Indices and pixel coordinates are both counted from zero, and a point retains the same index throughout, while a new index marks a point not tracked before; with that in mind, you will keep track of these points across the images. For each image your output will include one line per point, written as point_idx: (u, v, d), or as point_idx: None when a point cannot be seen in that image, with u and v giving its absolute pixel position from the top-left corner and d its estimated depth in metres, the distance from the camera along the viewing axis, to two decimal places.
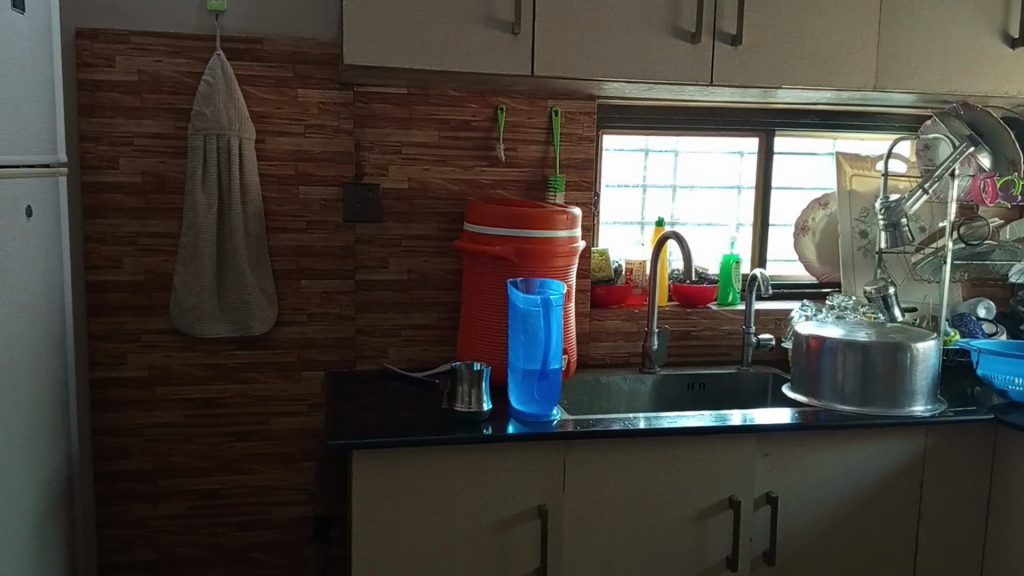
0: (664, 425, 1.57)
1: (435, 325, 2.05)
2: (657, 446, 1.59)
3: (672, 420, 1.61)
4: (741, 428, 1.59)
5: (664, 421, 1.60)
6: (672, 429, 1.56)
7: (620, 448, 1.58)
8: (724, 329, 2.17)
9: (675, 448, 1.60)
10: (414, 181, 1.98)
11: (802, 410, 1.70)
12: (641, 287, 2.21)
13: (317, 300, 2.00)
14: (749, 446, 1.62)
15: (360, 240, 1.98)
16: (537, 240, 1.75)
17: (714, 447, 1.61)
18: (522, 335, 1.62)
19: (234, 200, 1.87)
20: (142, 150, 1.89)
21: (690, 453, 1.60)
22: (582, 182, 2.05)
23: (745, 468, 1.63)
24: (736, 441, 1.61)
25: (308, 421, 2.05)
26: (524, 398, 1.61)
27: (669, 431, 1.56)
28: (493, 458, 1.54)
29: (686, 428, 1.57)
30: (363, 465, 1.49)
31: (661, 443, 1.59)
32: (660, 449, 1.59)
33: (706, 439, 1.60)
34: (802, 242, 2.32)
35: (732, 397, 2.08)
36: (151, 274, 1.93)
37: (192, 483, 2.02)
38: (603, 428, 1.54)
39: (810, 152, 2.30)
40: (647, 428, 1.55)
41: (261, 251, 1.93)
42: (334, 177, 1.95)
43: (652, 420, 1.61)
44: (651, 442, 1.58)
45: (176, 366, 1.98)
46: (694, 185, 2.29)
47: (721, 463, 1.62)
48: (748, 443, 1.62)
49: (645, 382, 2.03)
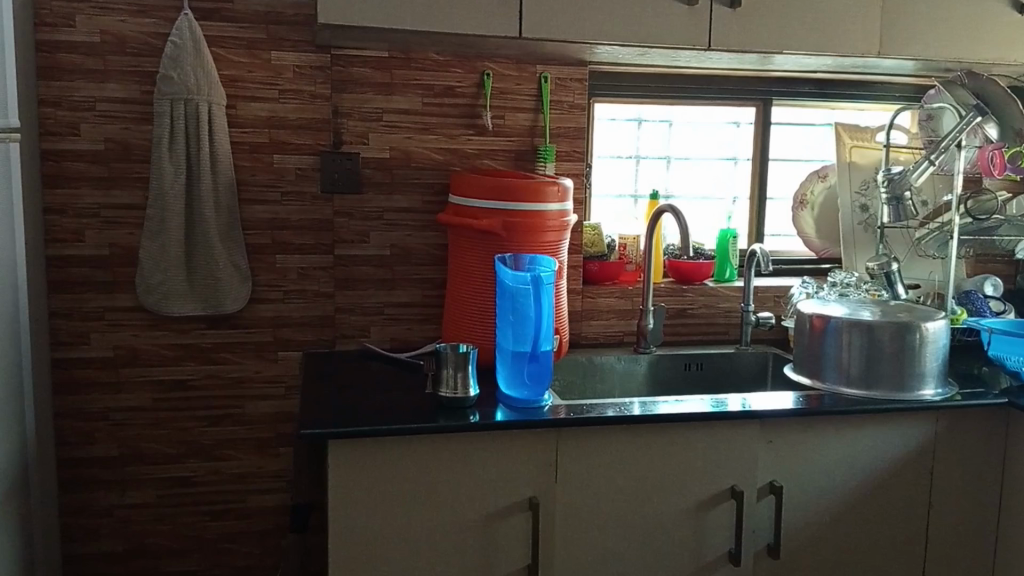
0: (662, 412, 1.48)
1: (420, 303, 1.95)
2: (654, 434, 1.50)
3: (671, 405, 1.52)
4: (743, 413, 1.50)
5: (662, 407, 1.51)
6: (671, 415, 1.47)
7: (615, 436, 1.49)
8: (722, 307, 2.08)
9: (673, 435, 1.51)
10: (396, 151, 1.87)
11: (805, 395, 1.61)
12: (636, 264, 2.11)
13: (293, 276, 1.89)
14: (751, 433, 1.53)
15: (338, 212, 1.87)
16: (526, 213, 1.65)
17: (715, 434, 1.52)
18: (511, 316, 1.51)
19: (203, 169, 1.75)
20: (106, 116, 1.77)
21: (690, 440, 1.51)
22: (573, 152, 1.95)
23: (747, 456, 1.54)
24: (738, 428, 1.53)
25: (285, 404, 1.95)
26: (513, 383, 1.51)
27: (666, 419, 1.47)
28: (481, 447, 1.44)
29: (685, 415, 1.48)
30: (342, 455, 1.40)
31: (659, 430, 1.50)
32: (658, 437, 1.50)
33: (706, 427, 1.51)
34: (800, 217, 2.23)
35: (730, 379, 2.00)
36: (116, 249, 1.82)
37: (162, 470, 1.92)
38: (598, 415, 1.45)
39: (808, 123, 2.21)
40: (644, 415, 1.46)
41: (233, 225, 1.81)
42: (310, 145, 1.84)
43: (650, 405, 1.52)
44: (648, 429, 1.49)
45: (144, 346, 1.87)
46: (690, 157, 2.19)
47: (722, 452, 1.53)
48: (750, 430, 1.53)
49: (639, 362, 1.95)
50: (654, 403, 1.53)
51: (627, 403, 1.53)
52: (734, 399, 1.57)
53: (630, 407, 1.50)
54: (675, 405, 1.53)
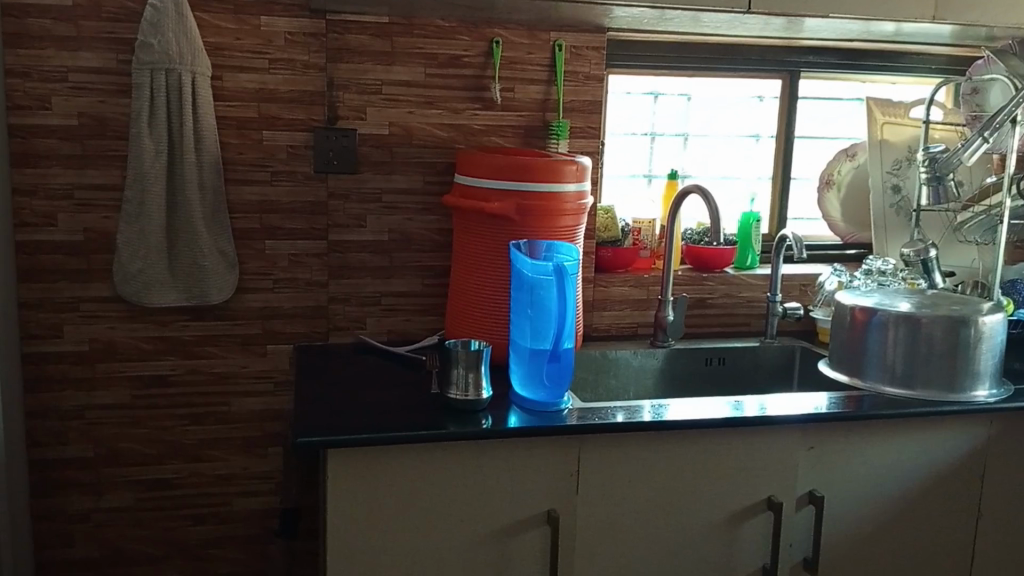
0: (695, 418, 1.34)
1: (420, 293, 1.80)
2: (685, 441, 1.36)
3: (703, 410, 1.38)
4: (784, 419, 1.36)
5: (693, 412, 1.37)
6: (705, 421, 1.33)
7: (642, 443, 1.35)
8: (744, 296, 1.94)
9: (705, 442, 1.37)
10: (396, 127, 1.71)
11: (844, 395, 1.48)
12: (650, 250, 1.95)
13: (284, 263, 1.73)
14: (791, 438, 1.40)
15: (333, 194, 1.72)
16: (543, 195, 1.50)
17: (750, 441, 1.38)
18: (529, 310, 1.38)
19: (186, 146, 1.59)
20: (78, 87, 1.61)
21: (724, 447, 1.38)
22: (588, 128, 1.80)
23: (786, 463, 1.40)
24: (776, 433, 1.39)
25: (274, 401, 1.81)
26: (529, 383, 1.37)
27: (697, 425, 1.34)
28: (496, 456, 1.30)
29: (720, 421, 1.34)
30: (341, 466, 1.26)
31: (689, 436, 1.36)
32: (688, 444, 1.36)
33: (741, 432, 1.38)
34: (825, 198, 2.09)
35: (753, 376, 1.87)
36: (90, 234, 1.67)
37: (140, 472, 1.79)
38: (623, 421, 1.31)
39: (836, 97, 2.06)
40: (676, 421, 1.32)
41: (218, 207, 1.65)
42: (302, 120, 1.67)
43: (680, 409, 1.38)
44: (677, 435, 1.35)
45: (121, 339, 1.73)
46: (708, 133, 2.03)
47: (758, 459, 1.39)
48: (789, 435, 1.40)
49: (655, 358, 1.81)
50: (684, 406, 1.40)
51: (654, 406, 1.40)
52: (770, 401, 1.43)
53: (660, 412, 1.36)
54: (706, 409, 1.40)
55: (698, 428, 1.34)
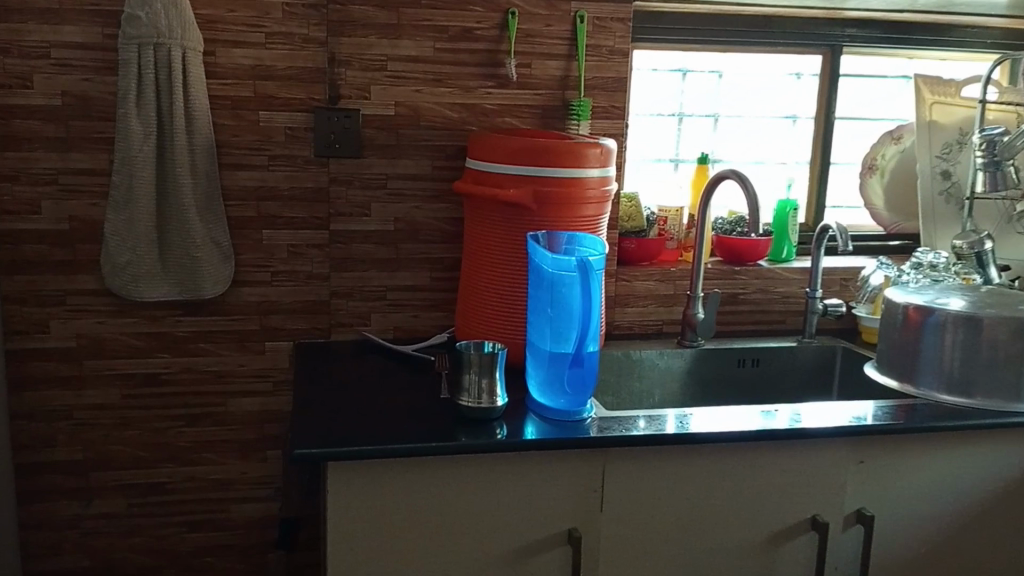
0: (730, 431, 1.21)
1: (428, 287, 1.67)
2: (717, 453, 1.24)
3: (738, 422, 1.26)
4: (830, 430, 1.24)
5: (723, 423, 1.25)
6: (744, 433, 1.21)
7: (671, 456, 1.22)
8: (780, 291, 1.81)
9: (739, 455, 1.25)
10: (403, 107, 1.58)
11: (893, 405, 1.35)
12: (677, 241, 1.82)
13: (283, 255, 1.61)
14: (838, 453, 1.28)
15: (335, 179, 1.59)
16: (563, 181, 1.37)
17: (789, 454, 1.26)
18: (549, 309, 1.25)
19: (176, 128, 1.46)
20: (61, 64, 1.47)
21: (765, 462, 1.26)
22: (611, 108, 1.65)
23: (833, 479, 1.29)
24: (821, 446, 1.27)
25: (273, 402, 1.69)
26: (548, 390, 1.24)
27: (730, 437, 1.21)
28: (512, 471, 1.18)
29: (754, 433, 1.22)
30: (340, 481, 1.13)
31: (721, 449, 1.24)
32: (721, 457, 1.24)
33: (779, 445, 1.26)
34: (868, 184, 1.95)
35: (786, 378, 1.75)
36: (75, 223, 1.53)
37: (132, 477, 1.68)
38: (649, 432, 1.19)
39: (879, 76, 1.92)
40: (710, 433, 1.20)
41: (213, 194, 1.52)
42: (301, 100, 1.54)
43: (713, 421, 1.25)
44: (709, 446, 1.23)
45: (111, 335, 1.61)
46: (742, 114, 1.89)
47: (802, 475, 1.28)
48: (834, 448, 1.28)
49: (682, 358, 1.69)
50: (713, 417, 1.28)
51: (681, 416, 1.28)
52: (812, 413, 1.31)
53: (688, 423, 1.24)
54: (740, 420, 1.27)
55: (731, 440, 1.22)
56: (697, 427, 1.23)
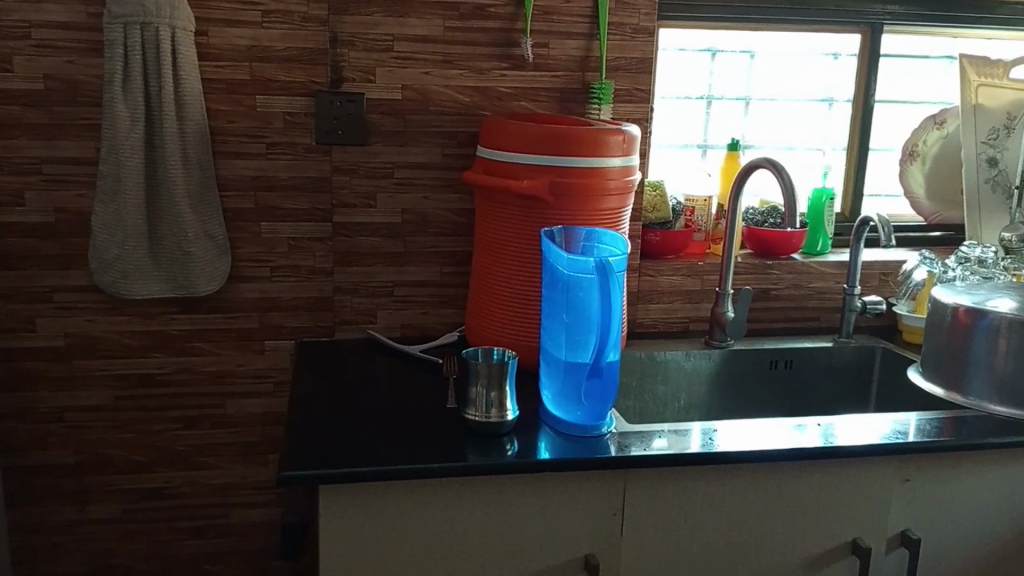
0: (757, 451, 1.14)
1: (439, 282, 1.57)
2: (745, 471, 1.17)
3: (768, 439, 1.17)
4: (862, 449, 1.16)
5: (753, 440, 1.17)
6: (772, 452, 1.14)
7: (697, 475, 1.16)
8: (815, 288, 1.72)
9: (770, 473, 1.18)
10: (411, 90, 1.46)
11: (933, 420, 1.28)
12: (705, 233, 1.69)
13: (284, 248, 1.51)
14: (879, 471, 1.21)
15: (339, 168, 1.48)
16: (581, 172, 1.26)
17: (827, 470, 1.19)
18: (565, 314, 1.15)
19: (166, 113, 1.35)
20: (43, 45, 1.36)
21: (800, 483, 1.19)
22: (635, 91, 1.52)
23: (876, 500, 1.22)
24: (860, 464, 1.20)
25: (274, 404, 1.60)
26: (563, 402, 1.15)
27: (759, 456, 1.14)
28: (523, 492, 1.11)
29: (788, 452, 1.14)
30: (337, 493, 1.06)
31: (750, 469, 1.17)
32: (749, 476, 1.17)
33: (813, 464, 1.18)
34: (909, 172, 1.83)
35: (821, 381, 1.67)
36: (62, 214, 1.44)
37: (127, 481, 1.59)
38: (674, 452, 1.11)
39: (922, 55, 1.80)
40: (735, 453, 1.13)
41: (207, 184, 1.42)
42: (301, 83, 1.43)
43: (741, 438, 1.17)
44: (738, 461, 1.14)
45: (102, 333, 1.51)
46: (775, 97, 1.76)
47: (844, 496, 1.21)
48: (877, 467, 1.20)
49: (709, 360, 1.60)
50: (742, 432, 1.20)
51: (708, 431, 1.20)
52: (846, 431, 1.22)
53: (715, 441, 1.16)
54: (770, 435, 1.19)
55: (759, 460, 1.14)
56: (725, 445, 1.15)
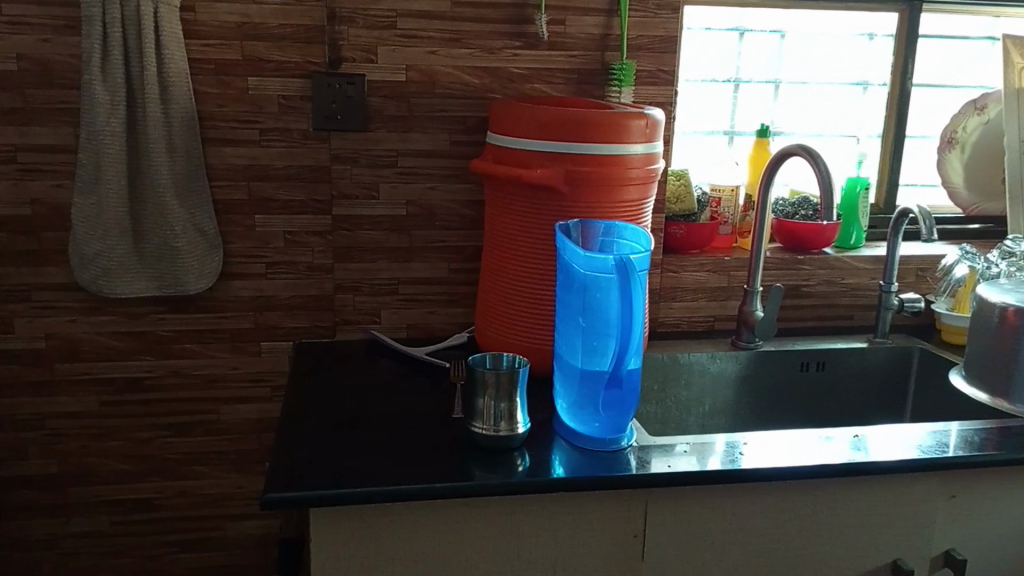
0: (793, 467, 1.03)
1: (446, 279, 1.46)
2: (779, 489, 1.06)
3: (805, 454, 1.06)
4: (907, 464, 1.06)
5: (788, 455, 1.06)
6: (809, 469, 1.03)
7: (726, 494, 1.05)
8: (848, 284, 1.60)
9: (806, 491, 1.07)
10: (416, 72, 1.35)
11: (985, 431, 1.17)
12: (731, 226, 1.58)
13: (279, 243, 1.40)
14: (923, 489, 1.10)
15: (338, 157, 1.37)
16: (600, 160, 1.14)
17: (867, 487, 1.08)
18: (581, 318, 1.04)
19: (148, 97, 1.25)
20: (14, 23, 1.25)
21: (838, 500, 1.08)
22: (659, 72, 1.41)
23: (919, 518, 1.11)
24: (904, 481, 1.09)
25: (271, 409, 1.49)
26: (579, 412, 1.05)
27: (794, 473, 1.03)
28: (535, 513, 1.00)
29: (828, 468, 1.04)
30: (331, 515, 0.96)
31: (785, 486, 1.06)
32: (783, 495, 1.06)
33: (853, 481, 1.07)
34: (946, 160, 1.70)
35: (855, 384, 1.55)
36: (38, 207, 1.33)
37: (114, 492, 1.49)
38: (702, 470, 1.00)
39: (962, 36, 1.68)
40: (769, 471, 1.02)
41: (195, 175, 1.32)
42: (296, 63, 1.32)
43: (775, 453, 1.07)
44: (773, 478, 1.03)
45: (84, 335, 1.41)
46: (808, 80, 1.65)
47: (885, 514, 1.10)
48: (920, 483, 1.09)
49: (737, 361, 1.49)
50: (775, 446, 1.09)
51: (735, 444, 1.09)
52: (890, 445, 1.11)
53: (746, 456, 1.05)
54: (806, 449, 1.08)
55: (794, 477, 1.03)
56: (753, 461, 1.04)
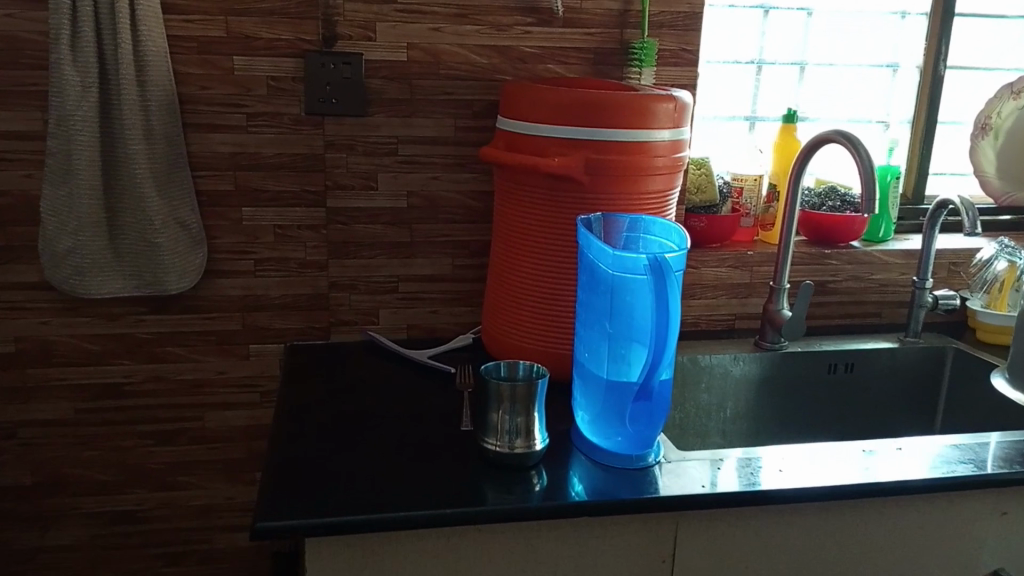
0: (843, 487, 0.92)
1: (449, 276, 1.35)
2: (824, 510, 0.94)
3: (854, 471, 0.95)
4: (966, 482, 0.95)
5: (836, 472, 0.95)
6: (859, 488, 0.92)
7: (767, 517, 0.93)
8: (878, 279, 1.50)
9: (854, 509, 0.95)
10: (418, 50, 1.24)
11: None
12: (754, 219, 1.48)
13: (270, 238, 1.29)
14: (979, 504, 0.98)
15: (333, 144, 1.26)
16: (623, 146, 1.03)
17: (922, 510, 0.97)
18: (608, 323, 0.92)
19: (123, 78, 1.13)
20: None
21: (886, 516, 0.96)
22: (681, 51, 1.30)
23: (972, 536, 0.99)
24: (960, 500, 0.98)
25: (261, 416, 1.38)
26: (603, 426, 0.94)
27: (844, 492, 0.92)
28: (556, 540, 0.89)
29: (881, 487, 0.93)
30: (329, 545, 0.85)
31: (832, 506, 0.94)
32: (828, 517, 0.95)
33: (906, 501, 0.96)
34: (979, 147, 1.59)
35: (887, 388, 1.43)
36: (5, 199, 1.22)
37: (93, 505, 1.38)
38: (742, 489, 0.89)
39: (999, 15, 1.58)
40: (817, 491, 0.91)
41: (176, 164, 1.21)
42: (287, 41, 1.21)
43: (821, 470, 0.95)
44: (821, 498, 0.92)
45: (58, 337, 1.29)
46: (835, 62, 1.55)
47: (935, 533, 0.98)
48: (977, 499, 0.98)
49: (760, 364, 1.37)
50: (819, 462, 0.98)
51: (778, 459, 0.98)
52: (947, 459, 0.99)
53: (789, 473, 0.94)
54: (854, 466, 0.97)
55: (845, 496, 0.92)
56: (797, 480, 0.93)
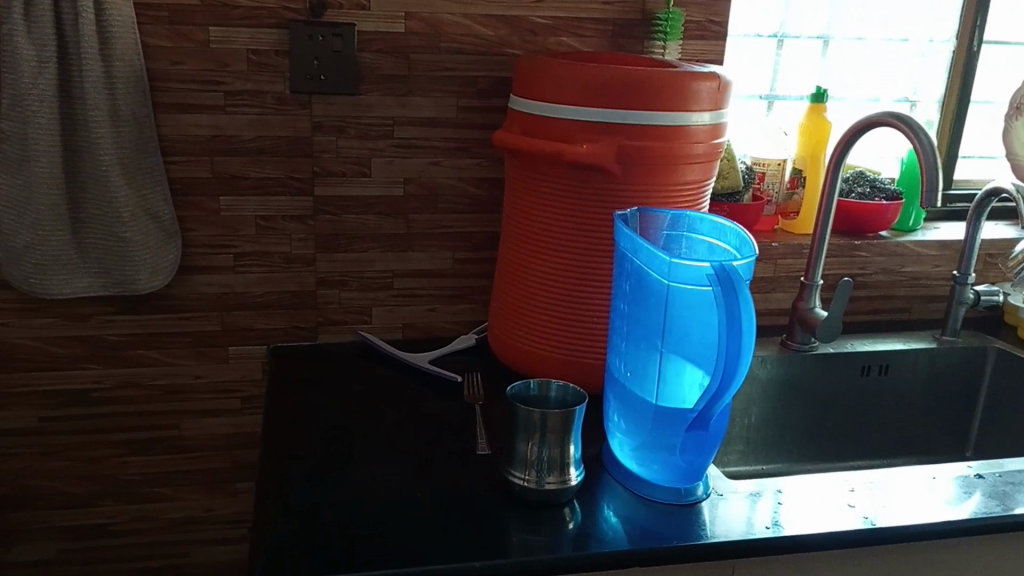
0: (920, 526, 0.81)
1: (450, 271, 1.23)
2: (894, 551, 0.83)
3: (928, 506, 0.84)
4: None
5: (909, 506, 0.84)
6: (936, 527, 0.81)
7: (833, 561, 0.81)
8: (908, 272, 1.39)
9: (927, 551, 0.84)
10: (417, 22, 1.11)
11: None
12: (776, 208, 1.36)
13: (252, 229, 1.16)
14: None
15: (321, 126, 1.13)
16: (659, 132, 0.91)
17: (997, 549, 0.86)
18: (656, 337, 0.81)
19: (86, 51, 1.00)
20: None
21: (960, 560, 0.85)
22: (708, 24, 1.18)
23: None
24: None
25: (244, 423, 1.26)
26: (647, 453, 0.82)
27: (918, 531, 0.81)
28: None
29: (959, 524, 0.82)
30: None
31: (904, 547, 0.83)
32: (898, 558, 0.84)
33: (982, 539, 0.85)
34: (1014, 129, 1.43)
35: (922, 390, 1.32)
36: None
37: (61, 520, 1.25)
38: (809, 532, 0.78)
39: None
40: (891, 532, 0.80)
41: (145, 147, 1.07)
42: (270, 9, 1.07)
43: (892, 503, 0.84)
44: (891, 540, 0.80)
45: (17, 339, 1.16)
46: (864, 36, 1.43)
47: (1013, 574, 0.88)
48: None
49: (791, 365, 1.26)
50: (886, 492, 0.87)
51: (840, 488, 0.87)
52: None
53: (856, 508, 0.83)
54: (927, 498, 0.86)
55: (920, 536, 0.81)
56: (867, 516, 0.82)
